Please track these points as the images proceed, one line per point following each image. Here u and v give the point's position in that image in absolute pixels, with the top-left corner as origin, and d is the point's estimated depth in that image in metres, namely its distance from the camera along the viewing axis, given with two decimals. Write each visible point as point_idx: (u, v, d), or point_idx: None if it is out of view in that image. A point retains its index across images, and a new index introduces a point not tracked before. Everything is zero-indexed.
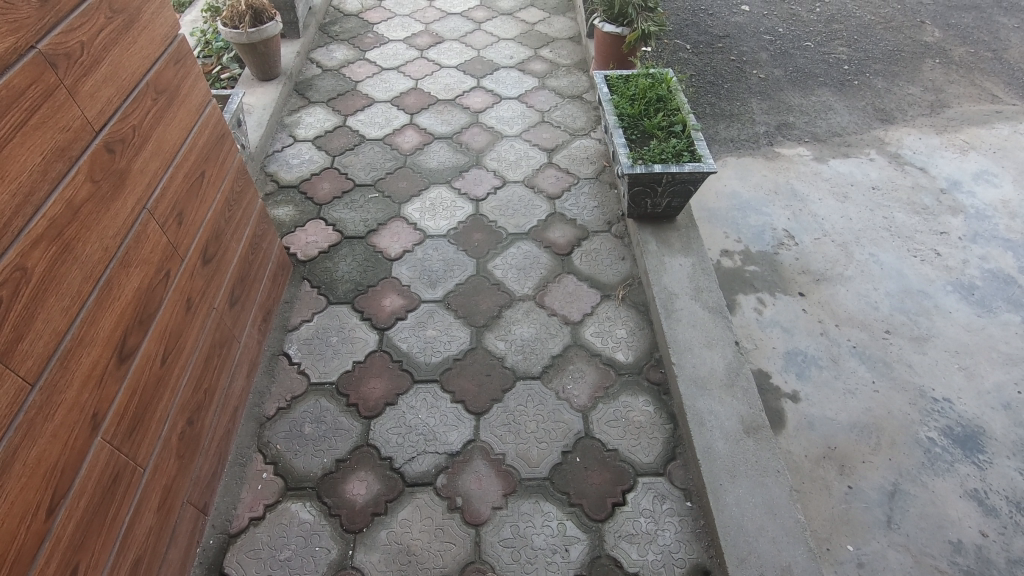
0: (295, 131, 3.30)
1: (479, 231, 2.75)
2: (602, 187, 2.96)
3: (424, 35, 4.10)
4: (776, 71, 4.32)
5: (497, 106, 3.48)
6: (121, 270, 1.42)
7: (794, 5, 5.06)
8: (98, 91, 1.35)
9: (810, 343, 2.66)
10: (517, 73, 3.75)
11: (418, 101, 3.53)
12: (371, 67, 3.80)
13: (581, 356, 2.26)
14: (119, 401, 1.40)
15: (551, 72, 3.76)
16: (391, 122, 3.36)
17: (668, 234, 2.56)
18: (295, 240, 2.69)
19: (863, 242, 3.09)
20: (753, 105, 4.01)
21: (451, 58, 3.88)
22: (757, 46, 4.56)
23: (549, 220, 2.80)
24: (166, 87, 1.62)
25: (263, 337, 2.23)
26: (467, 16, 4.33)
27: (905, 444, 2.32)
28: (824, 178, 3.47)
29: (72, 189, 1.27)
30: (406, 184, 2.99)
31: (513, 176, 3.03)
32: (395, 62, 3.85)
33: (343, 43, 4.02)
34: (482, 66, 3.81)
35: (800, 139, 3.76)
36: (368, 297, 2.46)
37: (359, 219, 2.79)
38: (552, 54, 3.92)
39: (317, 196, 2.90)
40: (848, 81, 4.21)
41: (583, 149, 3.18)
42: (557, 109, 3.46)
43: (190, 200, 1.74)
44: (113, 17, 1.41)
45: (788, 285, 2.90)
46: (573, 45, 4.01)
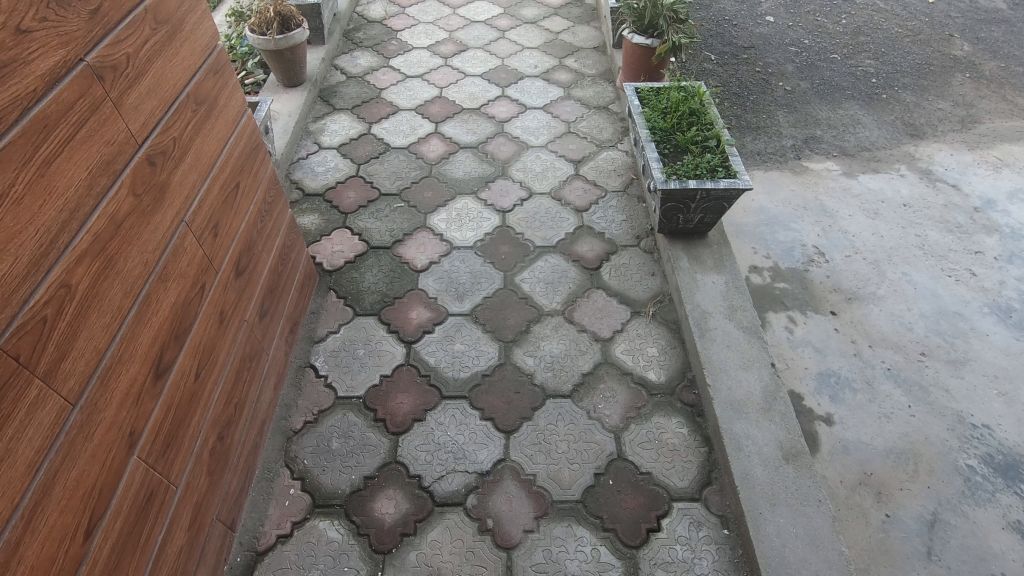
0: (320, 138, 3.29)
1: (507, 243, 2.71)
2: (630, 200, 2.92)
3: (448, 43, 4.08)
4: (803, 84, 4.26)
5: (522, 116, 3.45)
6: (159, 285, 1.39)
7: (819, 17, 5.01)
8: (141, 103, 1.33)
9: (843, 364, 2.60)
10: (542, 83, 3.72)
11: (443, 109, 3.51)
12: (395, 75, 3.78)
13: (612, 375, 2.22)
14: (154, 418, 1.37)
15: (576, 82, 3.73)
16: (416, 131, 3.34)
17: (700, 251, 2.52)
18: (321, 249, 2.66)
19: (896, 261, 3.02)
20: (780, 118, 3.96)
21: (475, 67, 3.86)
22: (782, 57, 4.51)
23: (577, 233, 2.76)
24: (205, 98, 1.60)
25: (290, 349, 2.20)
26: (491, 24, 4.31)
27: (944, 472, 2.26)
28: (854, 194, 3.41)
29: (115, 204, 1.24)
30: (431, 194, 2.96)
31: (539, 187, 3.00)
32: (419, 70, 3.83)
33: (366, 50, 4.01)
34: (507, 75, 3.79)
35: (828, 154, 3.71)
36: (395, 309, 2.43)
37: (384, 229, 2.77)
38: (577, 63, 3.89)
39: (343, 205, 2.88)
40: (876, 95, 4.15)
41: (610, 161, 3.14)
42: (583, 120, 3.42)
43: (225, 212, 1.72)
44: (158, 28, 1.39)
45: (819, 303, 2.84)
46: (598, 55, 3.98)
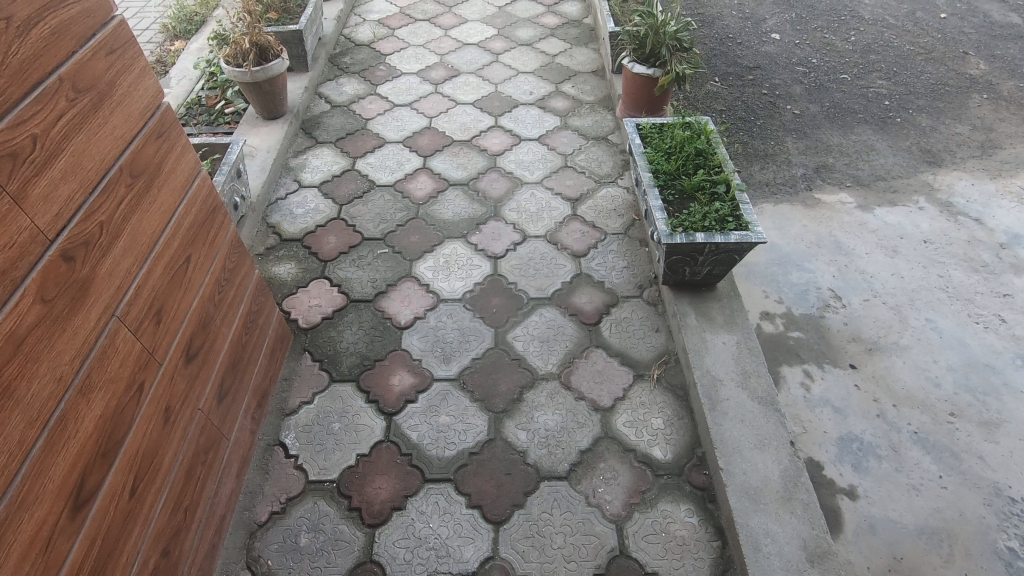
0: (300, 175, 3.09)
1: (498, 294, 2.50)
2: (631, 243, 2.71)
3: (439, 68, 3.89)
4: (812, 106, 4.06)
5: (516, 149, 3.24)
6: (80, 399, 1.18)
7: (827, 34, 4.81)
8: (55, 190, 1.12)
9: (866, 427, 2.38)
10: (538, 111, 3.52)
11: (432, 142, 3.30)
12: (382, 103, 3.59)
13: (613, 451, 2.01)
14: (73, 559, 1.16)
15: (573, 110, 3.53)
16: (403, 166, 3.14)
17: (708, 306, 2.30)
18: (297, 303, 2.46)
19: (919, 305, 2.81)
20: (789, 145, 3.75)
21: (467, 94, 3.65)
22: (790, 78, 4.31)
23: (574, 282, 2.55)
24: (144, 169, 1.39)
25: (256, 426, 1.99)
26: (484, 46, 4.11)
27: (982, 556, 2.03)
28: (870, 229, 3.20)
29: (15, 319, 1.03)
30: (418, 238, 2.75)
31: (534, 230, 2.79)
32: (408, 98, 3.63)
33: (353, 76, 3.82)
34: (500, 102, 3.58)
35: (841, 184, 3.50)
36: (375, 374, 2.22)
37: (366, 280, 2.56)
38: (574, 89, 3.69)
39: (322, 252, 2.68)
40: (890, 118, 3.94)
41: (610, 199, 2.93)
42: (581, 152, 3.22)
43: (172, 293, 1.51)
44: (78, 98, 1.18)
45: (837, 355, 2.62)
46: (597, 79, 3.78)
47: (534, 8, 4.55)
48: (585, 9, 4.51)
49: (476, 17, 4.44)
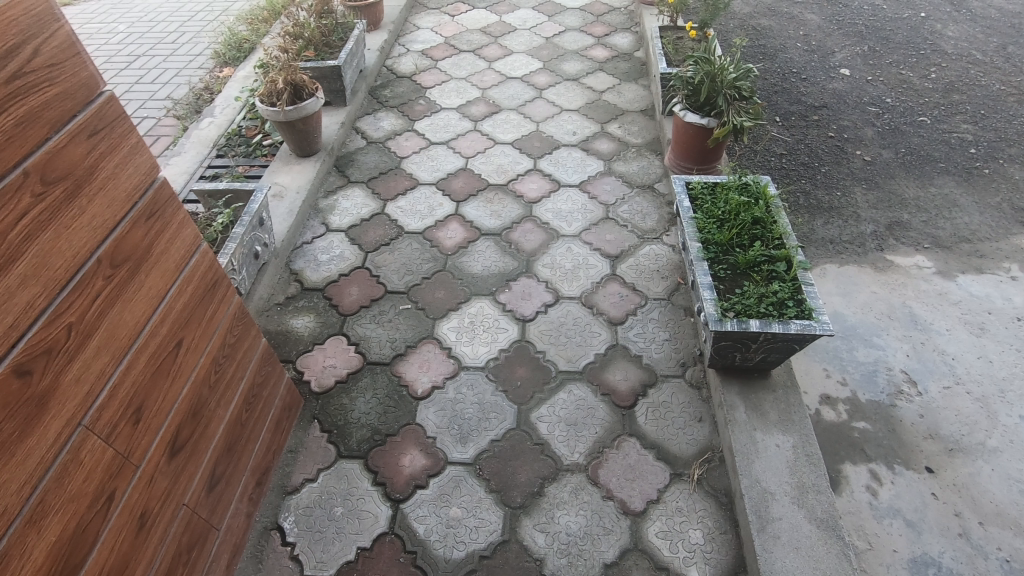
0: (329, 217, 2.98)
1: (524, 365, 2.30)
2: (675, 312, 2.45)
3: (480, 103, 3.75)
4: (885, 152, 3.69)
5: (554, 196, 3.04)
6: (30, 530, 1.05)
7: (903, 70, 4.42)
8: (9, 298, 1.00)
9: (945, 549, 2.03)
10: (580, 154, 3.32)
11: (466, 185, 3.14)
12: (419, 141, 3.46)
13: (642, 569, 1.75)
14: None
15: (618, 154, 3.30)
16: (434, 211, 2.99)
17: (761, 397, 2.02)
18: (311, 363, 2.32)
19: (1010, 398, 2.43)
20: (857, 196, 3.41)
21: (507, 132, 3.49)
22: (860, 119, 3.95)
23: (609, 355, 2.31)
24: (128, 256, 1.27)
25: (254, 508, 1.85)
26: (528, 80, 3.95)
27: None
28: (952, 301, 2.82)
29: None
30: (443, 294, 2.58)
31: (568, 290, 2.57)
32: (445, 135, 3.50)
33: (391, 110, 3.72)
34: (541, 143, 3.40)
35: (917, 244, 3.13)
36: (385, 452, 2.04)
37: (385, 339, 2.40)
38: (621, 130, 3.47)
39: (342, 305, 2.54)
40: (976, 170, 3.53)
41: (653, 258, 2.69)
42: (624, 202, 2.99)
43: (157, 384, 1.38)
44: (47, 191, 1.06)
45: (910, 455, 2.28)
46: (645, 120, 3.54)
47: (583, 40, 4.36)
48: (636, 42, 4.29)
49: (522, 49, 4.30)
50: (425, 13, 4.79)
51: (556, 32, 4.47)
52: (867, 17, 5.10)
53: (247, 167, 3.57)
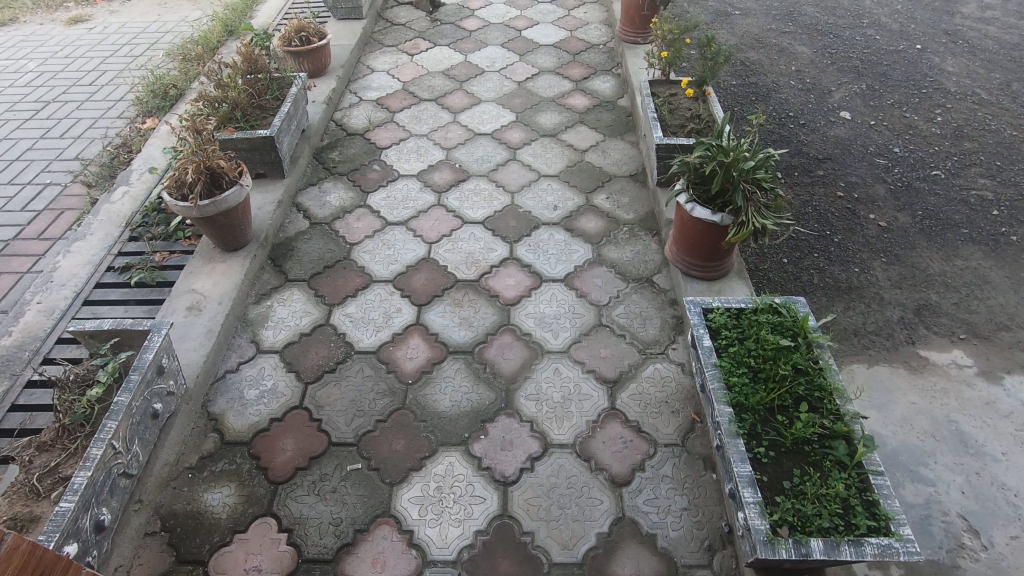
0: (260, 332, 2.42)
1: (508, 554, 1.79)
2: (693, 464, 1.97)
3: (444, 169, 3.23)
4: (900, 215, 3.30)
5: (535, 295, 2.54)
6: None
7: (907, 113, 4.06)
8: None
9: None
10: (563, 235, 2.83)
11: (429, 282, 2.61)
12: (372, 221, 2.93)
13: None
14: None
15: (608, 235, 2.82)
16: (391, 321, 2.46)
17: None
18: (228, 566, 1.77)
19: None
20: (877, 272, 3.00)
21: (476, 207, 2.98)
22: (869, 174, 3.56)
23: (614, 535, 1.82)
24: None
25: None
26: (499, 137, 3.44)
27: None
28: (1002, 413, 2.42)
29: None
30: (403, 445, 2.06)
31: (558, 434, 2.07)
32: (404, 212, 2.97)
33: (340, 180, 3.17)
34: (517, 222, 2.89)
35: (951, 334, 2.72)
36: None
37: (327, 521, 1.87)
38: (609, 202, 3.00)
39: (273, 468, 1.99)
40: (1002, 237, 3.16)
41: (659, 383, 2.21)
42: (619, 302, 2.51)
43: None
44: None
45: None
46: (636, 187, 3.08)
47: (559, 85, 3.88)
48: (619, 87, 3.83)
49: (491, 97, 3.79)
50: (380, 52, 4.24)
51: (528, 75, 3.99)
52: (861, 49, 4.75)
53: (166, 254, 2.98)
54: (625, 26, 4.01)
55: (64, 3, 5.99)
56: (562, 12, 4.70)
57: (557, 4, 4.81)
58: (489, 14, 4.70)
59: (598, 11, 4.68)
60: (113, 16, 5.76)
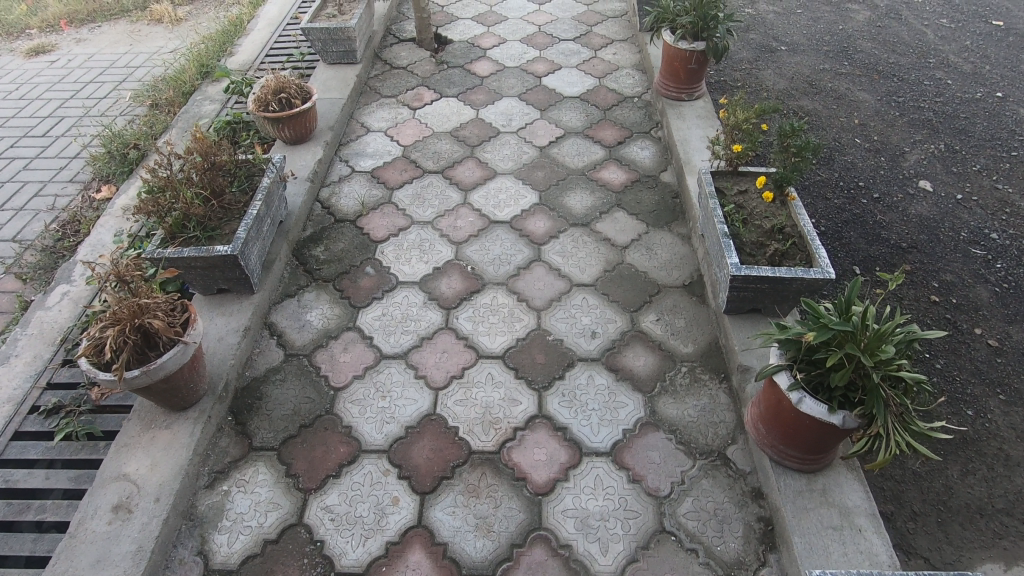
0: (210, 540, 1.82)
1: None
2: None
3: (453, 274, 2.62)
4: (1013, 330, 2.69)
5: (574, 479, 1.94)
6: None
7: (1000, 183, 3.44)
8: None
9: None
10: (606, 378, 2.22)
11: (435, 454, 2.01)
12: (363, 354, 2.32)
13: None
14: None
15: (662, 378, 2.22)
16: (385, 520, 1.86)
17: None
18: None
19: None
20: (997, 416, 2.39)
21: (494, 334, 2.37)
22: (966, 269, 2.95)
23: None
24: None
25: None
26: (520, 227, 2.83)
27: None
28: None
29: None
30: None
31: None
32: (403, 341, 2.36)
33: (324, 289, 2.57)
34: (546, 357, 2.29)
35: None
36: None
37: None
38: (660, 325, 2.39)
39: None
40: None
41: None
42: (685, 492, 1.90)
43: None
44: None
45: None
46: (693, 304, 2.47)
47: (589, 152, 3.26)
48: (660, 156, 3.22)
49: (508, 167, 3.17)
50: (377, 105, 3.63)
51: (552, 137, 3.37)
52: (932, 96, 4.13)
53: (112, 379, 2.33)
54: (667, 79, 3.39)
55: (26, 30, 5.39)
56: (587, 53, 4.07)
57: (581, 43, 4.19)
58: (503, 55, 4.08)
59: (629, 52, 4.06)
60: (79, 45, 5.15)
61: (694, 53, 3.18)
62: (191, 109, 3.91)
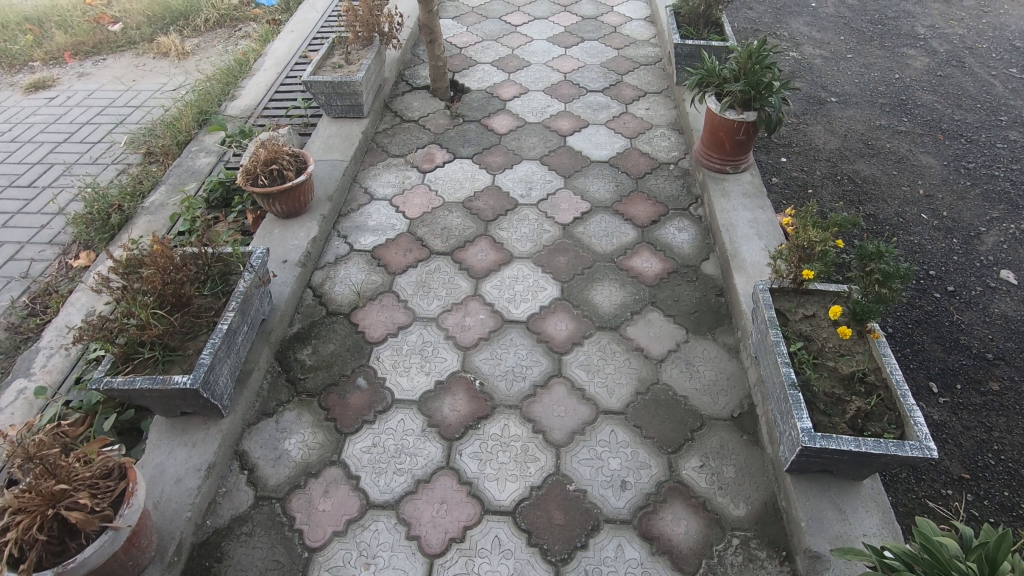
0: None
1: None
2: None
3: (459, 391, 2.24)
4: None
5: None
6: None
7: None
8: None
9: None
10: (639, 550, 1.81)
11: None
12: (347, 500, 1.94)
13: None
14: None
15: (708, 553, 1.81)
16: None
17: None
18: None
19: None
20: None
21: (504, 479, 1.98)
22: None
23: None
24: None
25: None
26: (538, 330, 2.44)
27: None
28: None
29: None
30: None
31: None
32: (396, 484, 1.98)
33: (308, 406, 2.20)
34: (565, 515, 1.89)
35: None
36: None
37: None
38: (703, 474, 1.98)
39: None
40: None
41: None
42: None
43: None
44: None
45: None
46: (743, 445, 2.05)
47: (618, 233, 2.87)
48: (700, 240, 2.81)
49: (526, 250, 2.79)
50: (384, 167, 3.29)
51: (576, 212, 2.98)
52: (1006, 162, 3.67)
53: (81, 424, 2.21)
54: (709, 149, 2.99)
55: (29, 62, 5.18)
56: (617, 108, 3.69)
57: (610, 95, 3.81)
58: (524, 108, 3.71)
59: (665, 108, 3.66)
60: (80, 80, 4.91)
61: (743, 123, 2.77)
62: (185, 162, 3.61)
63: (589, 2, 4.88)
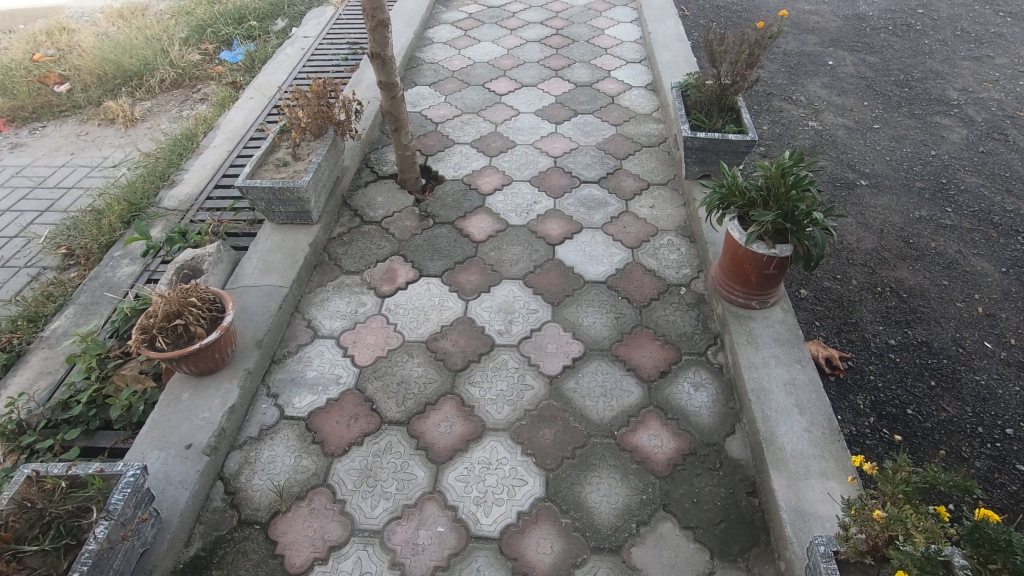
0: None
1: None
2: None
3: None
4: None
5: None
6: None
7: None
8: None
9: None
10: None
11: None
12: None
13: None
14: None
15: None
16: None
17: None
18: None
19: None
20: None
21: None
22: None
23: None
24: None
25: None
26: (514, 553, 1.84)
27: None
28: None
29: None
30: None
31: None
32: None
33: None
34: None
35: None
36: None
37: None
38: None
39: None
40: None
41: None
42: None
43: None
44: None
45: None
46: None
47: (618, 391, 2.28)
48: (722, 404, 2.22)
49: (501, 418, 2.20)
50: (334, 289, 2.72)
51: (566, 358, 2.40)
52: None
53: None
54: (731, 280, 2.41)
55: None
56: (616, 205, 3.14)
57: (608, 187, 3.26)
58: (506, 205, 3.16)
59: (672, 206, 3.11)
60: (13, 152, 4.38)
61: (774, 258, 2.20)
62: (103, 272, 3.04)
63: (584, 66, 4.36)
